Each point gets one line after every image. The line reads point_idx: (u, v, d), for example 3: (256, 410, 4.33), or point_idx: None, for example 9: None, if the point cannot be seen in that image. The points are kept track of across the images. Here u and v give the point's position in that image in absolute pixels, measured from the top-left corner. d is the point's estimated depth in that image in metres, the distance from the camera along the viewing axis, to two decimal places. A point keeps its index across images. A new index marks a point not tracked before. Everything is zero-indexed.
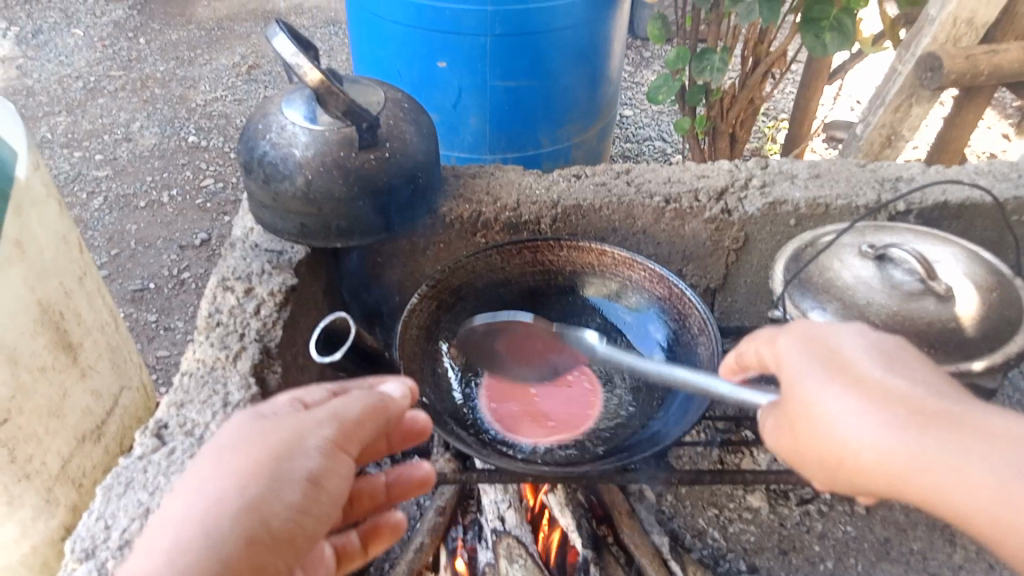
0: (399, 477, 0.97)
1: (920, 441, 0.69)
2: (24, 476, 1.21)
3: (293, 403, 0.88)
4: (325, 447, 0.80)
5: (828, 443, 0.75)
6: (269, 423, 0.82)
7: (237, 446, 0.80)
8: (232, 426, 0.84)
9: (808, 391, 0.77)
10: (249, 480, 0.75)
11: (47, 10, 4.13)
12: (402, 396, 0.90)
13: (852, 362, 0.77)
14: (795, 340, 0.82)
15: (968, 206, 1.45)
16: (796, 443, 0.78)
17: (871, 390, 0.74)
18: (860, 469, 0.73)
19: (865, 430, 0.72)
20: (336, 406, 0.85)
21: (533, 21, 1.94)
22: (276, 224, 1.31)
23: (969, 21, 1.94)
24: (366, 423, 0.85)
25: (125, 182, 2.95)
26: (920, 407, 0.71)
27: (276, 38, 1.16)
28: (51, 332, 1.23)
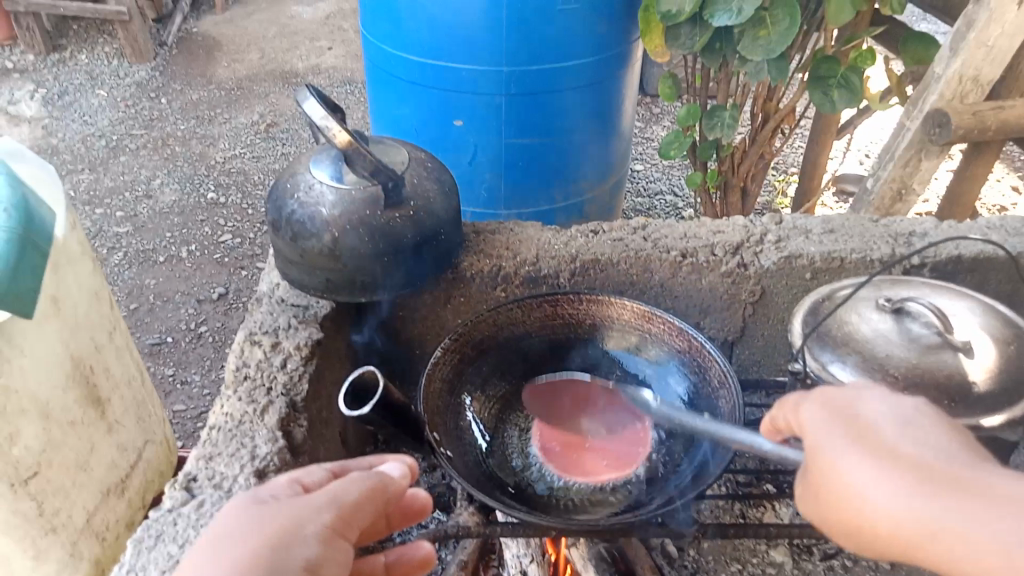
0: (400, 558, 0.91)
1: (928, 506, 0.66)
2: (51, 530, 1.21)
3: (291, 485, 0.84)
4: (325, 533, 0.76)
5: (846, 511, 0.72)
6: (268, 508, 0.78)
7: (232, 535, 0.75)
8: (230, 512, 0.80)
9: (823, 458, 0.75)
10: (243, 570, 0.70)
11: (72, 72, 4.27)
12: (401, 475, 0.88)
13: (870, 430, 0.75)
14: (819, 406, 0.81)
15: (982, 259, 1.47)
16: (818, 512, 0.76)
17: (882, 455, 0.71)
18: (877, 538, 0.70)
19: (876, 497, 0.69)
20: (335, 489, 0.81)
21: (547, 82, 2.00)
22: (302, 279, 1.34)
23: (976, 79, 1.98)
24: (366, 505, 0.81)
25: (145, 237, 3.01)
26: (932, 472, 0.68)
27: (306, 102, 1.21)
28: (81, 387, 1.26)
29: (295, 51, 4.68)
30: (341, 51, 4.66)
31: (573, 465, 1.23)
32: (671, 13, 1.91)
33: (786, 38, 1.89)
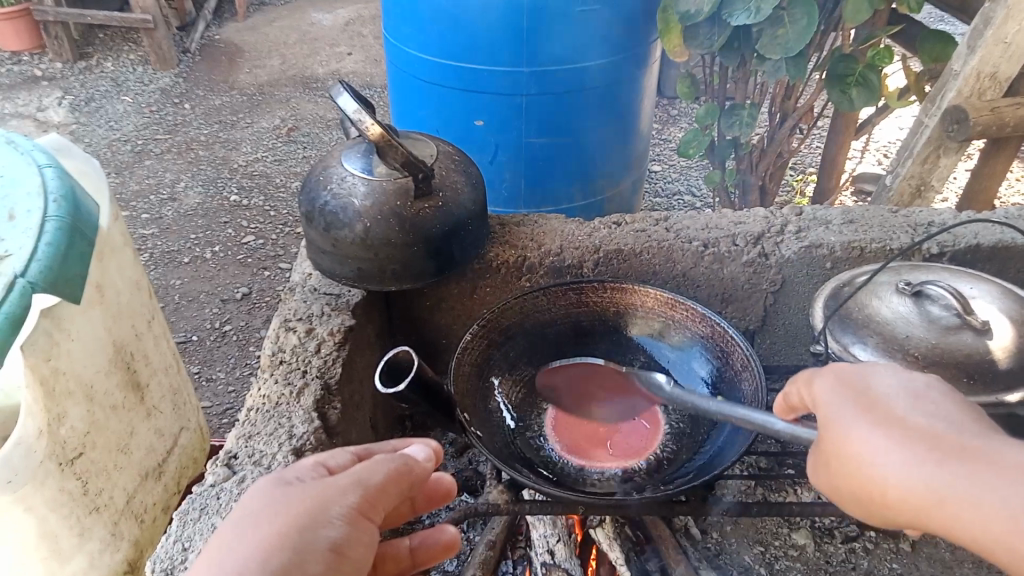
0: (424, 541, 0.89)
1: (935, 474, 0.66)
2: (95, 509, 1.26)
3: (317, 467, 0.82)
4: (350, 515, 0.74)
5: (854, 481, 0.72)
6: (294, 489, 0.76)
7: (259, 515, 0.74)
8: (254, 494, 0.78)
9: (833, 427, 0.75)
10: (271, 551, 0.69)
11: (98, 79, 4.35)
12: (425, 458, 0.84)
13: (882, 401, 0.75)
14: (831, 379, 0.80)
15: (1000, 248, 1.49)
16: (830, 482, 0.76)
17: (891, 424, 0.72)
18: (887, 505, 0.70)
19: (885, 464, 0.69)
20: (360, 470, 0.79)
21: (567, 81, 2.04)
22: (334, 269, 1.38)
23: (994, 75, 2.00)
24: (391, 488, 0.79)
25: (171, 239, 3.07)
26: (940, 440, 0.68)
27: (339, 96, 1.25)
28: (122, 372, 1.30)
29: (316, 56, 4.76)
30: (360, 57, 4.73)
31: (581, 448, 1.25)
32: (690, 12, 1.95)
33: (804, 36, 1.91)
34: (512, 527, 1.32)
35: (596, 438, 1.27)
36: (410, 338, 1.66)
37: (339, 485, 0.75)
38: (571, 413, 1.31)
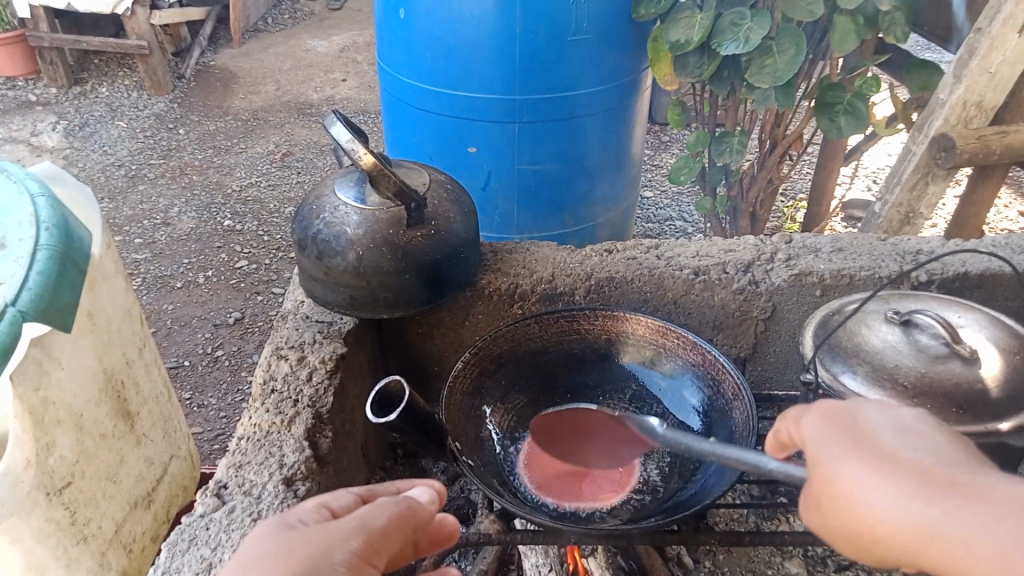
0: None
1: (927, 510, 0.66)
2: (82, 539, 1.24)
3: (320, 509, 0.82)
4: (354, 560, 0.74)
5: (846, 518, 0.71)
6: (298, 532, 0.76)
7: (263, 559, 0.73)
8: (258, 537, 0.77)
9: (822, 462, 0.74)
10: None
11: (93, 104, 4.37)
12: (428, 501, 0.85)
13: (872, 437, 0.74)
14: (820, 416, 0.79)
15: (988, 276, 1.50)
16: (820, 518, 0.75)
17: (881, 459, 0.71)
18: (879, 542, 0.69)
19: (877, 500, 0.69)
20: (363, 514, 0.79)
21: (560, 109, 2.06)
22: (327, 297, 1.38)
23: (979, 104, 2.03)
24: (394, 533, 0.79)
25: (164, 264, 3.07)
26: (930, 474, 0.68)
27: (333, 126, 1.26)
28: (113, 401, 1.30)
29: (310, 82, 4.80)
30: (355, 83, 4.77)
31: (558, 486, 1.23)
32: (679, 43, 2.00)
33: (793, 66, 1.95)
34: (503, 556, 1.32)
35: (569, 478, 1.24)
36: (402, 365, 1.66)
37: (343, 529, 0.75)
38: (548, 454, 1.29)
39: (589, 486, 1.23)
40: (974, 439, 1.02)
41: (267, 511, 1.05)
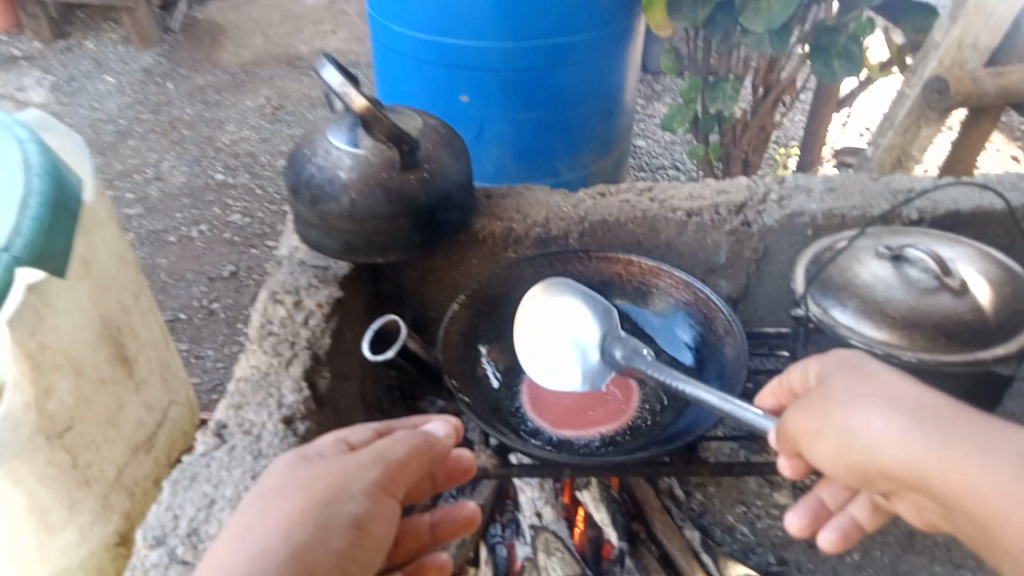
0: (444, 516, 0.97)
1: (934, 428, 0.72)
2: (86, 481, 1.27)
3: (339, 444, 0.91)
4: (371, 489, 0.83)
5: (852, 428, 0.76)
6: (316, 465, 0.85)
7: (286, 488, 0.83)
8: (280, 469, 0.87)
9: (835, 389, 0.81)
10: (296, 523, 0.77)
11: (79, 59, 4.30)
12: (445, 435, 0.93)
13: (881, 376, 0.81)
14: (836, 358, 0.86)
15: (978, 214, 1.51)
16: (816, 436, 0.80)
17: (890, 393, 0.78)
18: (879, 455, 0.74)
19: (888, 418, 0.75)
20: (380, 448, 0.87)
21: (553, 56, 2.04)
22: (321, 242, 1.39)
23: (974, 46, 2.01)
24: (410, 465, 0.87)
25: (156, 219, 3.06)
26: (938, 408, 0.75)
27: (324, 69, 1.25)
28: (111, 347, 1.31)
29: (299, 35, 4.72)
30: (345, 34, 4.68)
31: (568, 425, 1.25)
32: None
33: (787, 9, 1.92)
34: (500, 490, 1.35)
35: (576, 418, 1.27)
36: (397, 310, 1.67)
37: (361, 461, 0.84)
38: (554, 404, 1.29)
39: (592, 419, 1.26)
40: (960, 369, 1.04)
41: (267, 448, 1.07)
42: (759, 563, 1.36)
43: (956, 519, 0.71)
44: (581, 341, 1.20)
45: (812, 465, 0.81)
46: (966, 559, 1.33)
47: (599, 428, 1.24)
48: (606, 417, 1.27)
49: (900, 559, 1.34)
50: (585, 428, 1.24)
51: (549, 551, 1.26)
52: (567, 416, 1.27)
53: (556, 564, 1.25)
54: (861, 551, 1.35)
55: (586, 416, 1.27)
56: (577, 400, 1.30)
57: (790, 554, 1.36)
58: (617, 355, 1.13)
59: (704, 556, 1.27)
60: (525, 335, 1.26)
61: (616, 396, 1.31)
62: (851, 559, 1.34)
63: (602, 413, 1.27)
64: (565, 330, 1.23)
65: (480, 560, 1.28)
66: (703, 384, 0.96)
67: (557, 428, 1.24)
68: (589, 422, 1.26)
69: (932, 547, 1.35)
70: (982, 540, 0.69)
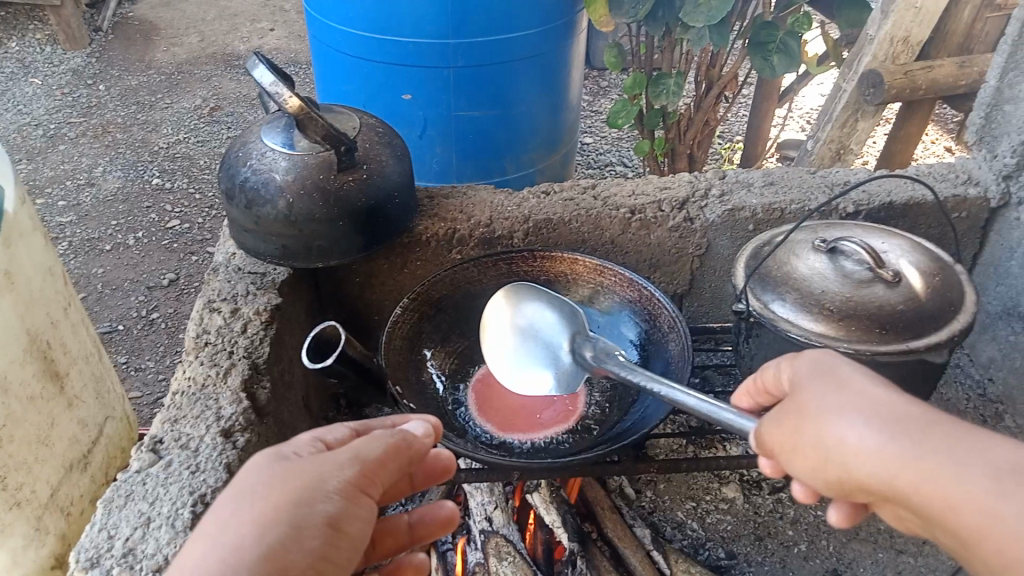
0: (423, 517, 0.89)
1: (905, 441, 0.67)
2: (15, 504, 1.21)
3: (314, 442, 0.80)
4: (347, 489, 0.73)
5: (826, 445, 0.72)
6: (291, 463, 0.74)
7: (256, 488, 0.72)
8: (250, 467, 0.75)
9: (810, 398, 0.76)
10: (266, 526, 0.67)
11: (3, 61, 4.12)
12: (424, 434, 0.83)
13: (857, 382, 0.76)
14: (811, 362, 0.82)
15: (911, 205, 1.55)
16: (793, 449, 0.76)
17: (867, 399, 0.73)
18: (855, 471, 0.70)
19: (858, 433, 0.70)
20: (358, 444, 0.77)
21: (495, 52, 2.02)
22: (259, 247, 1.35)
23: (905, 40, 2.06)
24: (389, 463, 0.77)
25: (90, 226, 2.95)
26: (914, 416, 0.69)
27: (255, 68, 1.21)
28: (39, 362, 1.24)
29: (237, 33, 4.61)
30: (284, 32, 4.58)
31: (516, 428, 1.24)
32: None
33: (725, 5, 1.94)
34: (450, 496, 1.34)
35: (524, 420, 1.25)
36: (341, 315, 1.64)
37: (337, 459, 0.74)
38: (501, 407, 1.28)
39: (540, 420, 1.25)
40: (895, 359, 1.06)
41: (206, 463, 1.04)
42: (709, 558, 1.36)
43: (937, 534, 0.66)
44: (552, 340, 1.21)
45: (793, 478, 0.78)
46: (908, 544, 1.36)
47: (548, 429, 1.23)
48: (555, 417, 1.26)
49: (845, 547, 1.36)
50: (535, 431, 1.23)
51: (500, 556, 1.24)
52: (516, 418, 1.26)
53: (506, 568, 1.22)
54: (808, 541, 1.38)
55: (534, 418, 1.26)
56: (524, 403, 1.29)
57: (739, 547, 1.37)
58: (588, 356, 1.14)
59: (654, 554, 1.28)
60: (493, 338, 1.26)
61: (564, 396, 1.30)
62: (799, 549, 1.36)
63: (550, 414, 1.26)
64: (535, 331, 1.23)
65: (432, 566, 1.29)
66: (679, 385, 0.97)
67: (506, 432, 1.23)
68: (537, 424, 1.25)
69: (876, 534, 1.38)
70: (964, 557, 0.64)
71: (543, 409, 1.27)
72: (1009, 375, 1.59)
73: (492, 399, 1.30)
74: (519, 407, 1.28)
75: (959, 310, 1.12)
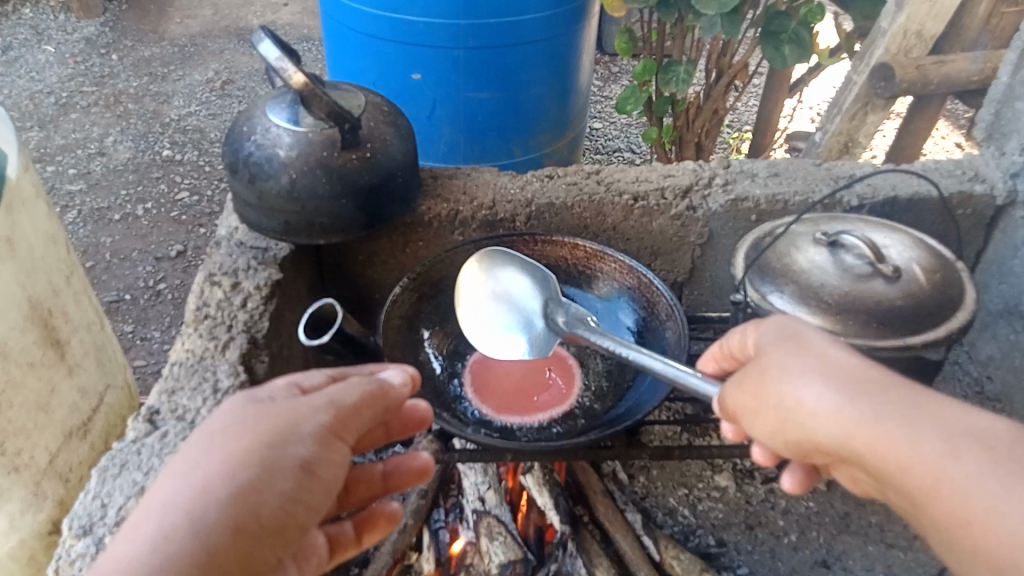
0: (397, 466, 0.90)
1: (861, 402, 0.69)
2: (15, 469, 1.23)
3: (290, 387, 0.82)
4: (321, 433, 0.75)
5: (783, 404, 0.74)
6: (265, 406, 0.77)
7: (229, 429, 0.74)
8: (225, 410, 0.78)
9: (770, 361, 0.78)
10: (238, 466, 0.70)
11: (17, 27, 4.12)
12: (401, 383, 0.85)
13: (817, 346, 0.78)
14: (775, 327, 0.83)
15: (917, 200, 1.54)
16: (753, 410, 0.78)
17: (824, 362, 0.75)
18: (811, 430, 0.72)
19: (817, 393, 0.72)
20: (332, 392, 0.80)
21: (505, 34, 2.01)
22: (261, 222, 1.35)
23: (919, 34, 2.04)
24: (364, 410, 0.80)
25: (99, 196, 2.96)
26: (870, 379, 0.72)
27: (261, 43, 1.21)
28: (40, 330, 1.25)
29: (250, 7, 4.58)
30: (297, 7, 4.56)
31: (512, 410, 1.24)
32: None
33: None
34: (443, 475, 1.34)
35: (520, 402, 1.26)
36: (342, 292, 1.64)
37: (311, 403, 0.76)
38: (498, 390, 1.28)
39: (536, 403, 1.26)
40: (892, 354, 1.06)
41: None
42: (698, 545, 1.37)
43: (887, 492, 0.69)
44: (525, 308, 1.21)
45: (752, 439, 0.80)
46: (898, 539, 1.36)
47: (545, 413, 1.24)
48: (551, 402, 1.27)
49: (835, 540, 1.37)
50: (531, 414, 1.23)
51: (491, 536, 1.26)
52: (512, 400, 1.26)
53: (497, 548, 1.24)
54: (799, 532, 1.39)
55: (530, 401, 1.26)
56: (521, 386, 1.29)
57: (729, 535, 1.38)
58: (560, 322, 1.15)
59: (644, 538, 1.29)
60: (466, 304, 1.25)
61: (562, 382, 1.31)
62: (789, 539, 1.37)
63: (546, 398, 1.27)
64: (509, 299, 1.23)
65: (424, 545, 1.29)
66: (647, 350, 0.98)
67: (502, 414, 1.23)
68: (532, 406, 1.25)
69: (866, 528, 1.39)
70: (912, 514, 0.67)
71: (540, 394, 1.28)
72: (1007, 373, 1.59)
73: (490, 381, 1.30)
74: (516, 390, 1.28)
75: (958, 307, 1.12)
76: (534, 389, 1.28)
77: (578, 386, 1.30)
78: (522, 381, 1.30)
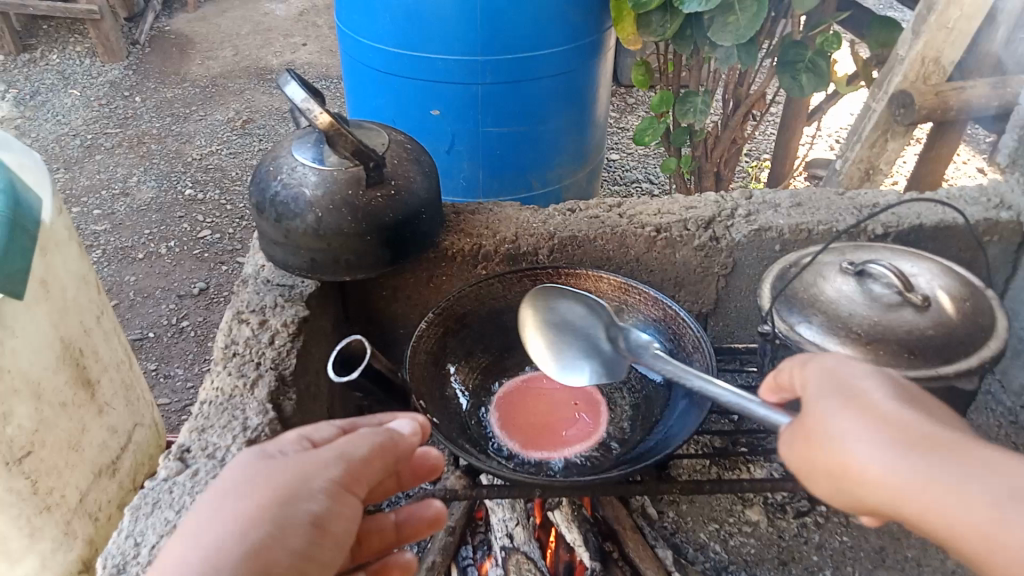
0: (410, 516, 0.90)
1: (911, 463, 0.68)
2: (45, 508, 1.24)
3: (300, 441, 0.83)
4: (332, 488, 0.76)
5: (835, 463, 0.74)
6: (276, 461, 0.78)
7: (241, 487, 0.75)
8: (237, 465, 0.79)
9: (818, 414, 0.77)
10: (250, 525, 0.70)
11: (44, 72, 4.23)
12: (410, 433, 0.85)
13: (868, 397, 0.76)
14: (823, 369, 0.82)
15: (941, 228, 1.53)
16: (807, 467, 0.77)
17: (874, 417, 0.73)
18: (865, 491, 0.71)
19: (866, 454, 0.71)
20: (342, 444, 0.80)
21: (523, 69, 2.04)
22: (287, 260, 1.37)
23: (937, 60, 2.04)
24: (375, 462, 0.80)
25: (124, 235, 3.01)
26: (921, 435, 0.70)
27: (287, 85, 1.24)
28: (71, 369, 1.26)
29: (270, 48, 4.69)
30: (316, 47, 4.66)
31: (539, 444, 1.24)
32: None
33: (754, 23, 1.91)
34: (472, 512, 1.34)
35: (546, 436, 1.26)
36: (367, 328, 1.65)
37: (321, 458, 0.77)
38: (524, 425, 1.28)
39: (563, 438, 1.25)
40: (925, 384, 1.05)
41: None
42: None
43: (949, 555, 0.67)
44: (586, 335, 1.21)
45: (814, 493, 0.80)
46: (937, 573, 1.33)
47: (571, 448, 1.23)
48: (577, 437, 1.26)
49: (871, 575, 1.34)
50: (557, 448, 1.23)
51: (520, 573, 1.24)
52: (539, 435, 1.26)
53: None
54: (833, 567, 1.36)
55: (557, 436, 1.26)
56: (548, 421, 1.29)
57: (762, 571, 1.36)
58: (623, 345, 1.17)
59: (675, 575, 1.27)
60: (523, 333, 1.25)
61: (588, 418, 1.31)
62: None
63: (573, 432, 1.27)
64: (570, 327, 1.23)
65: None
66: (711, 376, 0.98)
67: (528, 449, 1.23)
68: (559, 441, 1.25)
69: (903, 562, 1.36)
70: None
71: (567, 428, 1.28)
72: None
73: (517, 417, 1.30)
74: (543, 425, 1.28)
75: (990, 335, 1.11)
76: (561, 424, 1.28)
77: (604, 421, 1.30)
78: (549, 416, 1.30)
